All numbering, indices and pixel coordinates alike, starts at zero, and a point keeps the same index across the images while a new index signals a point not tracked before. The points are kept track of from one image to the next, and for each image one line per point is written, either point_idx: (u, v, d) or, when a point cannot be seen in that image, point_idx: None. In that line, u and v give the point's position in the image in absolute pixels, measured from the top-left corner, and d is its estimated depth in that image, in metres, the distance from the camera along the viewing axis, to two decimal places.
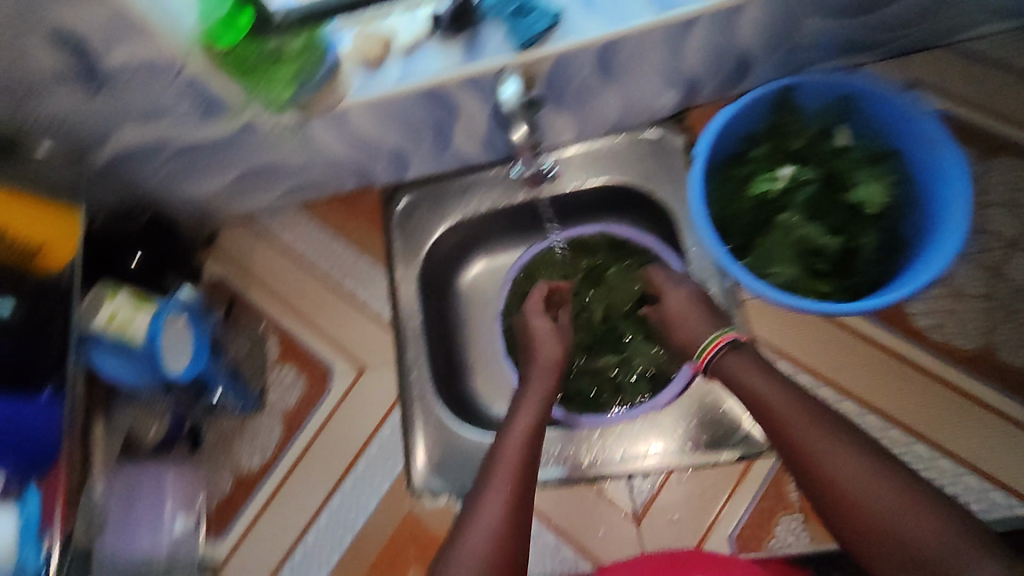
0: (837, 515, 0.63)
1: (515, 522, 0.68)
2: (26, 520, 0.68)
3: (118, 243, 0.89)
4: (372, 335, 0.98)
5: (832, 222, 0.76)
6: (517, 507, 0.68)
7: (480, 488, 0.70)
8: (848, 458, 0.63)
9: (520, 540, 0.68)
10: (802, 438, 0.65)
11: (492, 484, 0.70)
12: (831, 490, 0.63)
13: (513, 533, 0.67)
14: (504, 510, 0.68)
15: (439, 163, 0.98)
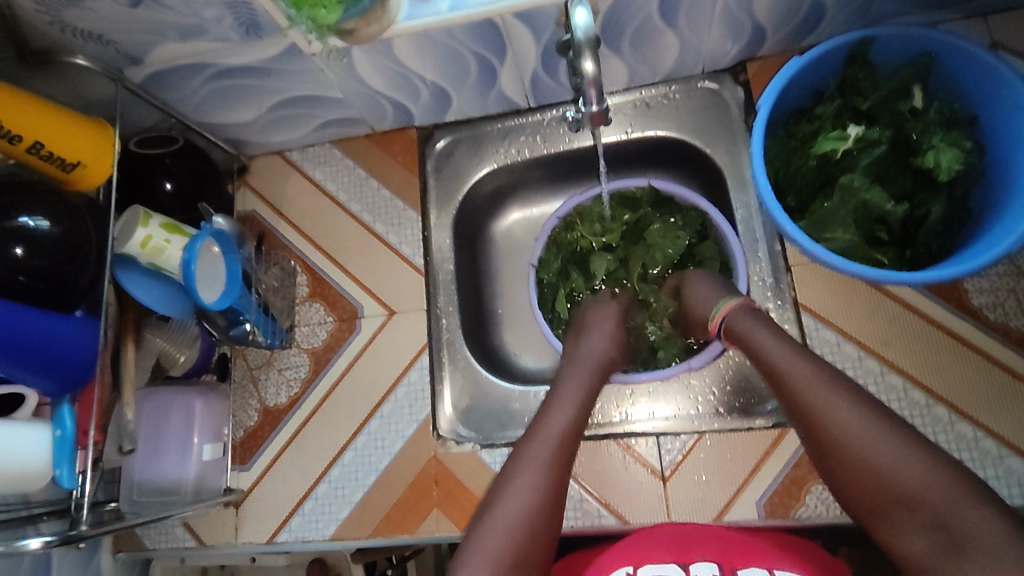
0: (837, 469, 0.61)
1: (555, 482, 0.66)
2: (62, 434, 0.69)
3: (151, 162, 0.87)
4: (402, 278, 0.95)
5: (898, 188, 0.72)
6: (556, 475, 0.66)
7: (519, 447, 0.69)
8: (853, 411, 0.60)
9: (556, 507, 0.65)
10: (806, 393, 0.63)
11: (530, 442, 0.68)
12: (834, 445, 0.61)
13: (550, 492, 0.65)
14: (543, 470, 0.66)
15: (480, 105, 0.95)
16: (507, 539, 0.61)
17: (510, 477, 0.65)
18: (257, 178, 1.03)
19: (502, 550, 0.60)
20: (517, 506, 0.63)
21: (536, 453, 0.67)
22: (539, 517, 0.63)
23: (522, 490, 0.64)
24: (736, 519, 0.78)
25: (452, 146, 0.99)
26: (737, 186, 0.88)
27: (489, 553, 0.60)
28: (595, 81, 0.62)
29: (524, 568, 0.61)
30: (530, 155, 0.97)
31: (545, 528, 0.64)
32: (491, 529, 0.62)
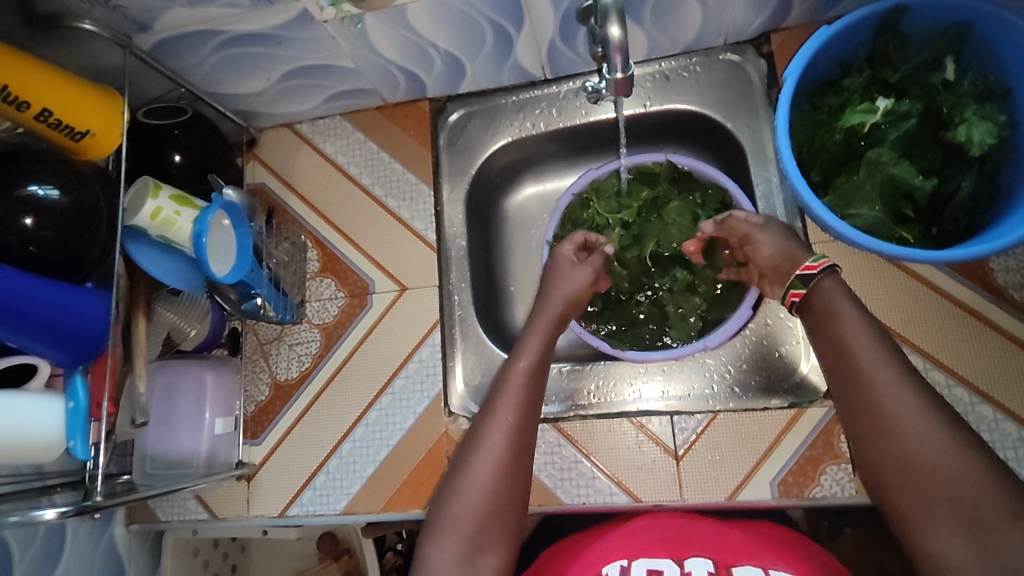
0: (878, 451, 0.60)
1: (514, 450, 0.67)
2: (75, 406, 0.68)
3: (160, 133, 0.85)
4: (413, 253, 0.94)
5: (926, 163, 0.70)
6: (521, 437, 0.68)
7: (482, 417, 0.69)
8: (913, 402, 0.59)
9: (522, 469, 0.67)
10: (870, 374, 0.61)
11: (493, 413, 0.69)
12: (885, 432, 0.59)
13: (510, 462, 0.66)
14: (504, 440, 0.67)
15: (495, 77, 0.93)
16: (468, 513, 0.64)
17: (471, 451, 0.67)
18: (266, 150, 1.02)
19: (462, 525, 0.63)
20: (478, 480, 0.65)
21: (498, 426, 0.68)
22: (500, 487, 0.65)
23: (482, 464, 0.66)
24: (749, 498, 0.77)
25: (466, 119, 0.97)
26: (758, 162, 0.86)
27: (450, 528, 0.63)
28: (622, 46, 0.60)
29: (493, 528, 0.64)
30: (546, 128, 0.95)
31: (507, 498, 0.66)
32: (453, 506, 0.65)
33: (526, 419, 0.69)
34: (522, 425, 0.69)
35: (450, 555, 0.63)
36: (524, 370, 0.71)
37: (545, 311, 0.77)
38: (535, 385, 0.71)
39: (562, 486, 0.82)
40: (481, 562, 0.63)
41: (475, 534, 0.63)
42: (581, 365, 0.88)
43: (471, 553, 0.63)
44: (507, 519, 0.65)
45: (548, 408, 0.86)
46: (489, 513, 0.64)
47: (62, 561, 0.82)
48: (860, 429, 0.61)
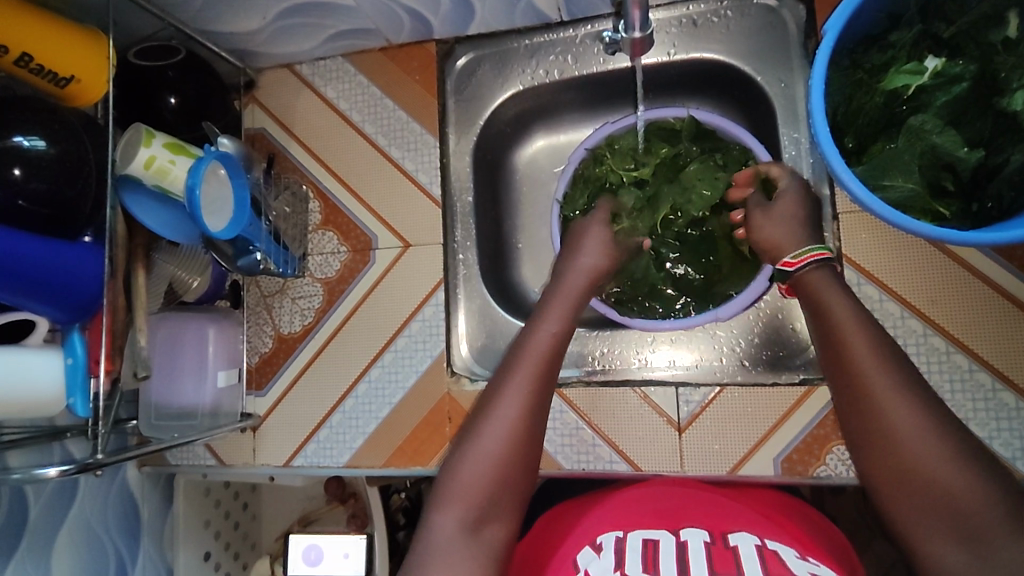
0: (881, 453, 0.55)
1: (528, 417, 0.63)
2: (73, 360, 0.68)
3: (152, 75, 0.81)
4: (418, 207, 0.90)
5: (972, 132, 0.64)
6: (537, 403, 0.63)
7: (498, 381, 0.65)
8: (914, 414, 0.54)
9: (534, 441, 0.63)
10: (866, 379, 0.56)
11: (510, 376, 0.64)
12: (883, 442, 0.55)
13: (524, 430, 0.62)
14: (519, 408, 0.62)
15: (507, 18, 0.86)
16: (478, 480, 0.61)
17: (482, 419, 0.63)
18: (266, 93, 0.97)
19: (470, 492, 0.60)
20: (488, 449, 0.61)
21: (514, 395, 0.63)
22: (511, 458, 0.62)
23: (494, 434, 0.62)
24: (752, 473, 0.76)
25: (475, 64, 0.92)
26: (788, 121, 0.80)
27: (457, 495, 0.60)
28: (640, 3, 0.63)
29: (498, 499, 0.61)
30: (559, 76, 0.89)
31: (517, 471, 0.62)
32: (461, 473, 0.61)
33: (545, 392, 0.64)
34: (540, 396, 0.64)
35: (455, 523, 0.60)
36: (549, 334, 0.67)
37: (568, 283, 0.71)
38: (560, 353, 0.67)
39: (562, 452, 0.81)
40: (485, 532, 0.61)
41: (484, 502, 0.61)
42: (585, 329, 0.86)
43: (476, 522, 0.60)
44: (515, 491, 0.62)
45: None
46: (497, 483, 0.61)
47: (75, 505, 0.85)
48: (858, 434, 0.56)
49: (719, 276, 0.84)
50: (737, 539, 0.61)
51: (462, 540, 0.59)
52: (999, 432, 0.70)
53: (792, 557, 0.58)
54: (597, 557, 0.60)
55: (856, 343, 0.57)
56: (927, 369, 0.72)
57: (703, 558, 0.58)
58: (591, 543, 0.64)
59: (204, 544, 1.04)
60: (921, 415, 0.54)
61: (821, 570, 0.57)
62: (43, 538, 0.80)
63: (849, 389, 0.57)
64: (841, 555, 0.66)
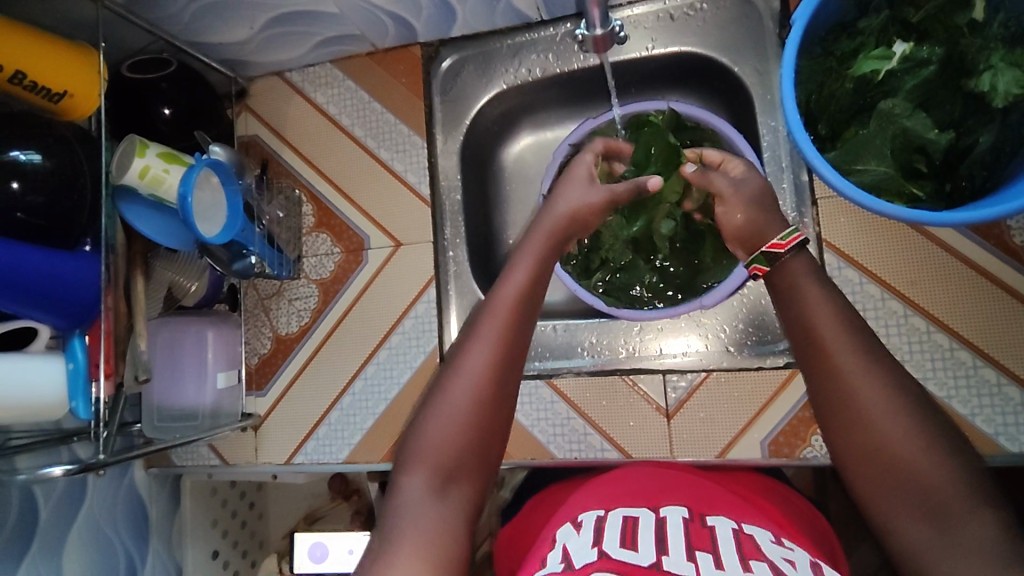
0: (854, 447, 0.56)
1: (494, 376, 0.63)
2: (74, 365, 0.71)
3: (144, 87, 0.83)
4: (408, 207, 0.92)
5: (941, 115, 0.65)
6: (502, 361, 0.63)
7: (466, 337, 0.65)
8: (893, 408, 0.55)
9: (499, 399, 0.63)
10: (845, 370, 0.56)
11: (475, 336, 0.64)
12: (862, 433, 0.55)
13: (487, 389, 0.63)
14: (483, 368, 0.63)
15: (488, 18, 0.87)
16: (443, 441, 0.61)
17: (447, 380, 0.63)
18: (257, 100, 0.99)
19: (437, 453, 0.61)
20: (454, 411, 0.62)
21: (479, 353, 0.63)
22: (475, 417, 0.62)
23: (460, 391, 0.62)
24: (739, 456, 0.77)
25: (458, 66, 0.93)
26: (765, 110, 0.81)
27: (423, 458, 0.61)
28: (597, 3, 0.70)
29: (465, 458, 0.62)
30: (542, 74, 0.91)
31: (482, 428, 0.63)
32: (429, 432, 0.62)
33: (510, 348, 0.64)
34: (504, 353, 0.64)
35: (423, 484, 0.61)
36: (516, 288, 0.65)
37: (538, 231, 0.70)
38: (530, 308, 0.66)
39: (554, 441, 0.83)
40: (453, 491, 0.61)
41: (452, 463, 0.61)
42: (575, 321, 0.87)
43: (443, 483, 0.61)
44: (483, 449, 0.63)
45: (543, 363, 0.86)
46: (463, 442, 0.62)
47: (85, 506, 0.88)
48: (831, 424, 0.57)
49: (704, 268, 0.86)
50: (714, 521, 0.62)
51: (430, 500, 0.60)
52: (981, 408, 0.71)
53: (768, 541, 0.60)
54: (576, 533, 0.61)
55: (824, 319, 0.58)
56: (907, 349, 0.73)
57: (680, 533, 0.60)
58: (573, 521, 0.65)
59: (212, 542, 1.06)
60: (887, 387, 0.55)
61: (795, 555, 0.58)
62: (54, 538, 0.83)
63: (834, 382, 0.56)
64: (815, 534, 0.68)
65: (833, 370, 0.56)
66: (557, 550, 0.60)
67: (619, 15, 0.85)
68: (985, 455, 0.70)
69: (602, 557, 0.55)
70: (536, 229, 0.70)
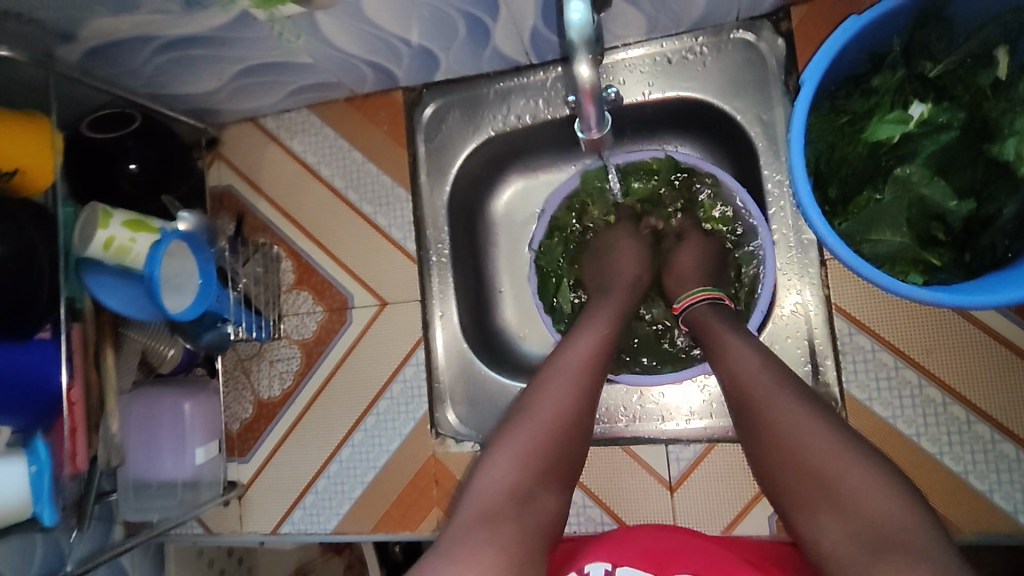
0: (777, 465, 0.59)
1: (589, 392, 0.66)
2: (36, 466, 0.65)
3: (106, 150, 0.77)
4: (394, 262, 0.87)
5: (962, 182, 0.60)
6: (598, 380, 0.67)
7: (532, 385, 0.66)
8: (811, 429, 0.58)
9: (591, 419, 0.66)
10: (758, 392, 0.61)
11: (573, 353, 0.68)
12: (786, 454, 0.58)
13: (585, 403, 0.65)
14: (584, 381, 0.66)
15: (474, 63, 0.82)
16: (537, 440, 0.62)
17: (545, 384, 0.66)
18: (231, 148, 0.94)
19: (530, 449, 0.62)
20: (552, 412, 0.63)
21: (579, 366, 0.67)
22: (570, 426, 0.64)
23: (524, 428, 0.62)
24: (746, 531, 0.73)
25: (443, 112, 0.87)
26: (770, 160, 0.76)
27: (516, 452, 0.61)
28: (595, 100, 0.55)
29: (553, 465, 0.62)
30: (532, 121, 0.85)
31: (574, 439, 0.64)
32: (522, 429, 0.63)
33: (605, 371, 0.68)
34: (599, 375, 0.67)
35: (514, 478, 0.60)
36: (611, 321, 0.72)
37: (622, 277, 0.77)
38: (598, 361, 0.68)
39: None
40: (538, 498, 0.61)
41: (541, 463, 0.62)
42: None
43: (532, 484, 0.61)
44: (568, 461, 0.64)
45: None
46: (554, 448, 0.63)
47: None
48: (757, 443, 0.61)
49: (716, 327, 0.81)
50: None
51: (519, 495, 0.60)
52: (1000, 485, 0.67)
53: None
54: None
55: None
56: (923, 422, 0.69)
57: None
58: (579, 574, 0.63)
59: None
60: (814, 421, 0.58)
61: None
62: None
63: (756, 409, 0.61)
64: None
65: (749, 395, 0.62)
66: None
67: (613, 58, 0.80)
68: (1006, 535, 0.66)
69: None
70: (603, 304, 0.75)
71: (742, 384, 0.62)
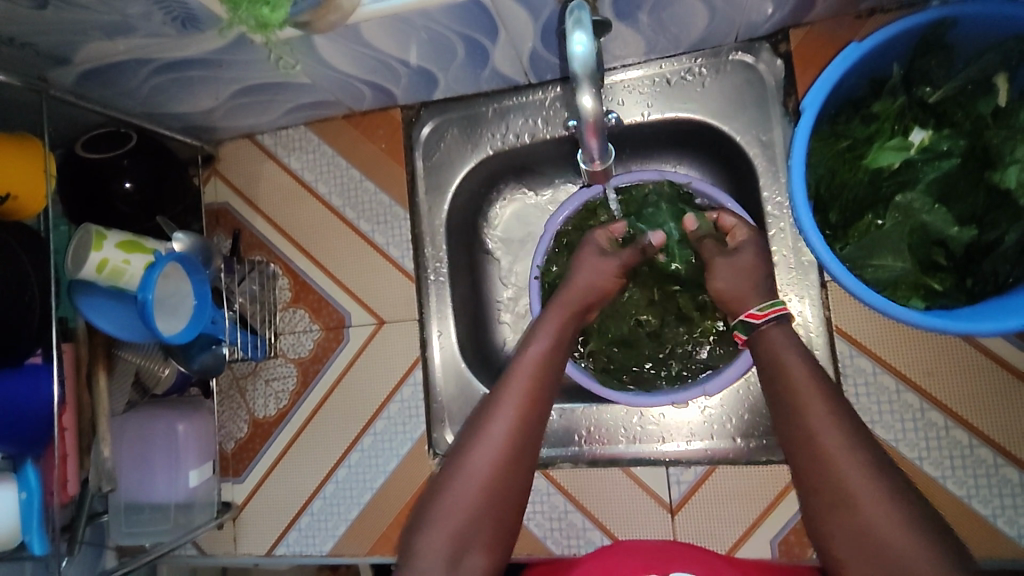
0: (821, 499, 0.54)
1: (519, 441, 0.62)
2: (26, 491, 0.63)
3: (101, 170, 0.77)
4: (392, 281, 0.87)
5: (964, 208, 0.60)
6: (529, 424, 0.63)
7: (484, 408, 0.64)
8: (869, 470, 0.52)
9: (523, 467, 0.62)
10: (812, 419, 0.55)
11: (500, 400, 0.64)
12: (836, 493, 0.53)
13: (511, 455, 0.61)
14: (508, 433, 0.62)
15: (473, 83, 0.82)
16: (462, 506, 0.60)
17: (471, 442, 0.62)
18: (228, 166, 0.93)
19: (455, 520, 0.59)
20: (475, 472, 0.61)
21: (505, 417, 0.63)
22: (495, 484, 0.61)
23: (452, 500, 0.60)
24: (748, 555, 0.73)
25: (441, 130, 0.87)
26: (771, 182, 0.76)
27: (441, 522, 0.59)
28: (597, 131, 0.54)
29: (484, 529, 0.60)
30: (531, 139, 0.85)
31: (506, 496, 0.61)
32: (447, 499, 0.60)
33: (535, 414, 0.64)
34: (531, 420, 0.63)
35: (439, 550, 0.58)
36: (542, 354, 0.67)
37: (570, 289, 0.71)
38: (547, 374, 0.65)
39: (552, 536, 0.78)
40: (468, 562, 0.59)
41: (467, 531, 0.59)
42: (570, 405, 0.81)
43: (459, 553, 0.59)
44: (501, 519, 0.61)
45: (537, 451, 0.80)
46: (481, 511, 0.60)
47: None
48: (805, 478, 0.55)
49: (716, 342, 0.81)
50: None
51: (445, 572, 0.58)
52: (1003, 509, 0.67)
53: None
54: None
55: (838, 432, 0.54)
56: (925, 446, 0.68)
57: None
58: None
59: None
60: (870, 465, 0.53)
61: None
62: None
63: (807, 432, 0.55)
64: None
65: (802, 416, 0.55)
66: None
67: (611, 79, 0.80)
68: (1010, 561, 0.66)
69: None
70: (547, 317, 0.70)
71: (792, 386, 0.57)
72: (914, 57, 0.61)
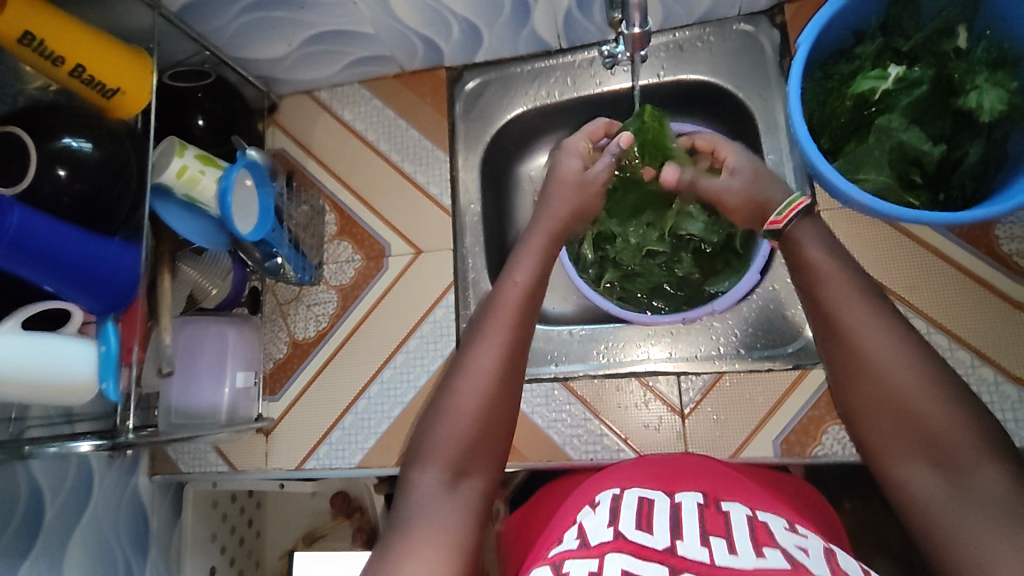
0: (857, 386, 0.56)
1: (505, 366, 0.63)
2: (105, 349, 0.70)
3: (184, 97, 0.87)
4: (430, 216, 0.96)
5: (935, 130, 0.71)
6: (514, 350, 0.64)
7: (470, 339, 0.65)
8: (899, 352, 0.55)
9: (510, 391, 0.63)
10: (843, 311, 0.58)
11: (485, 331, 0.65)
12: (867, 375, 0.56)
13: (499, 378, 0.62)
14: (495, 360, 0.63)
15: (512, 44, 0.94)
16: (453, 435, 0.60)
17: (458, 375, 0.63)
18: (287, 117, 1.04)
19: (448, 449, 0.60)
20: (466, 405, 0.61)
21: (489, 347, 0.64)
22: (485, 413, 0.61)
23: (445, 430, 0.60)
24: (753, 455, 0.80)
25: (482, 88, 0.99)
26: (769, 131, 0.88)
27: (434, 453, 0.60)
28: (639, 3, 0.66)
29: (479, 457, 0.61)
30: (560, 97, 0.97)
31: (497, 422, 0.62)
32: (437, 433, 0.61)
33: (521, 341, 0.64)
34: (516, 347, 0.64)
35: (435, 480, 0.59)
36: (521, 285, 0.67)
37: (539, 221, 0.75)
38: (529, 303, 0.67)
39: (570, 443, 0.85)
40: (464, 486, 0.59)
41: (461, 458, 0.60)
42: (590, 327, 0.89)
43: (456, 476, 0.59)
44: (492, 445, 0.61)
45: (558, 366, 0.88)
46: (474, 438, 0.60)
47: (90, 508, 0.85)
48: (836, 368, 0.58)
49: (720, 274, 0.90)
50: (729, 506, 0.59)
51: (442, 495, 0.58)
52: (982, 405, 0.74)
53: (783, 529, 0.55)
54: (592, 512, 0.57)
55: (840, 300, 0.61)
56: None
57: (694, 519, 0.55)
58: (589, 503, 0.61)
59: (209, 558, 0.99)
60: (899, 345, 0.55)
61: (808, 542, 0.53)
62: (58, 540, 0.80)
63: (834, 325, 0.58)
64: (823, 523, 0.67)
65: (829, 310, 0.58)
66: (573, 529, 0.56)
67: None
68: None
69: (616, 538, 0.51)
70: (524, 250, 0.72)
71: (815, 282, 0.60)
72: (889, 8, 0.72)
